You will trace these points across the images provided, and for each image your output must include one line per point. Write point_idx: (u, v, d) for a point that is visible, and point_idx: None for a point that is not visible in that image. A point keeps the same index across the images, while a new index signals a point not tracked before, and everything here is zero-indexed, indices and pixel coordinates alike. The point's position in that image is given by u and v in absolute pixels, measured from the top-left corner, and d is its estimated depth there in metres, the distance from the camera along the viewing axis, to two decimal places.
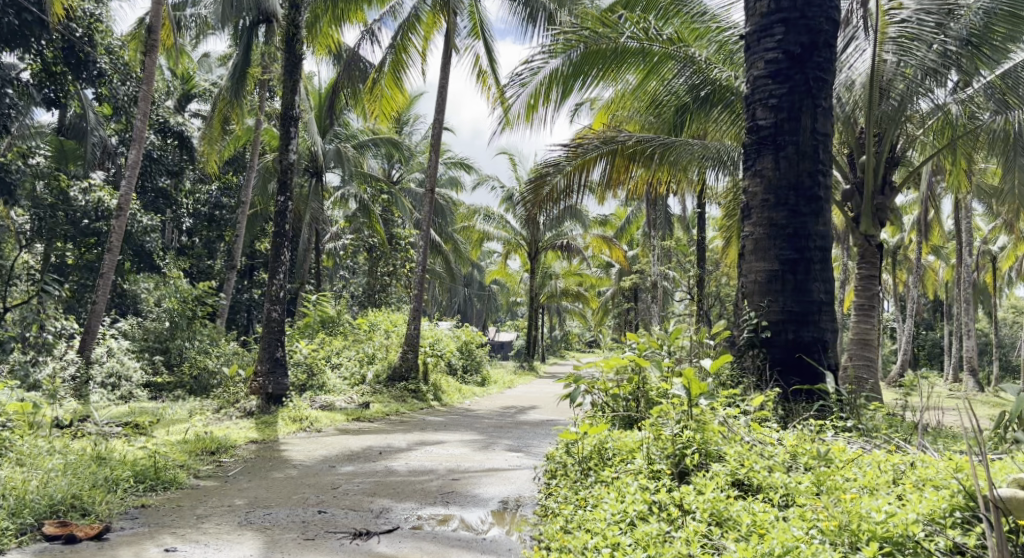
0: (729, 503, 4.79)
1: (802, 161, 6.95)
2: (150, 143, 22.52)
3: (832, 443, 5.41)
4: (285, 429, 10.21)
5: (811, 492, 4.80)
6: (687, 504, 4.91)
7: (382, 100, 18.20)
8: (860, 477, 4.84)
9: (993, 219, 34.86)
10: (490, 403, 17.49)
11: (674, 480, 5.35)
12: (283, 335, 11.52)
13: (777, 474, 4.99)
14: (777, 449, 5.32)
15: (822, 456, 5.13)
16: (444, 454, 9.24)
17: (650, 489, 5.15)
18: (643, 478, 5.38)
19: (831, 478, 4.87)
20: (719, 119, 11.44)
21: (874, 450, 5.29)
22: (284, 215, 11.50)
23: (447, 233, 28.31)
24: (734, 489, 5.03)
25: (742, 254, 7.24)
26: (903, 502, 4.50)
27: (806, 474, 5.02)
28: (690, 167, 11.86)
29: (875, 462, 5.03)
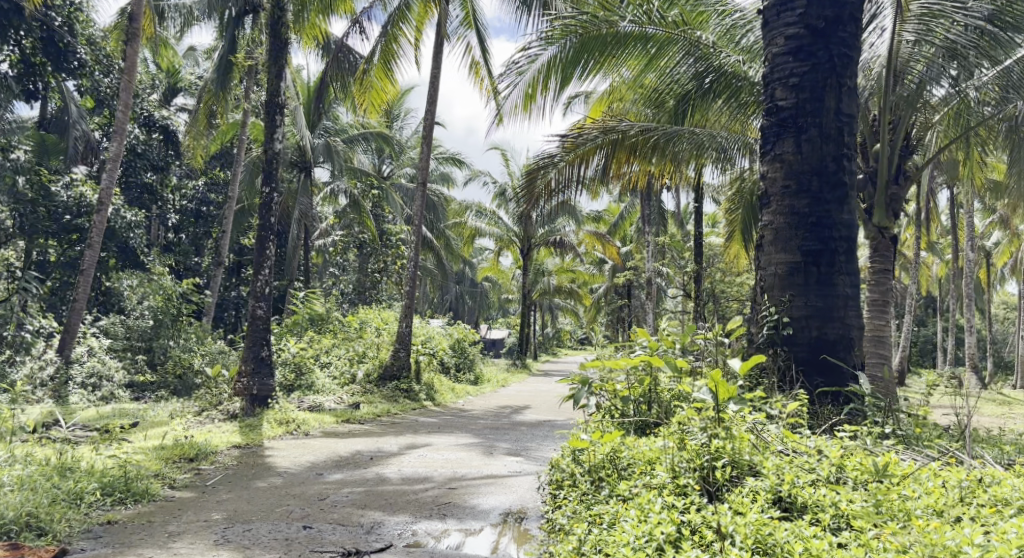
0: (774, 527, 4.30)
1: (825, 144, 6.47)
2: (133, 136, 21.92)
3: (883, 455, 4.97)
4: (270, 433, 9.65)
5: (871, 515, 4.35)
6: (724, 527, 4.42)
7: (372, 92, 17.68)
8: (927, 498, 4.38)
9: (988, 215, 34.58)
10: (485, 402, 16.97)
11: (703, 497, 4.84)
12: (269, 334, 10.95)
13: (827, 493, 4.51)
14: (820, 461, 4.86)
15: (876, 472, 4.68)
16: (439, 458, 8.73)
17: (678, 508, 4.64)
18: (668, 495, 4.89)
19: (891, 498, 4.43)
20: (726, 109, 10.94)
21: (931, 465, 4.87)
22: (269, 207, 10.93)
23: (439, 229, 27.78)
24: (777, 509, 4.55)
25: (761, 245, 6.76)
26: (987, 531, 4.05)
27: (859, 493, 4.57)
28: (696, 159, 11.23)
29: (937, 479, 4.59)
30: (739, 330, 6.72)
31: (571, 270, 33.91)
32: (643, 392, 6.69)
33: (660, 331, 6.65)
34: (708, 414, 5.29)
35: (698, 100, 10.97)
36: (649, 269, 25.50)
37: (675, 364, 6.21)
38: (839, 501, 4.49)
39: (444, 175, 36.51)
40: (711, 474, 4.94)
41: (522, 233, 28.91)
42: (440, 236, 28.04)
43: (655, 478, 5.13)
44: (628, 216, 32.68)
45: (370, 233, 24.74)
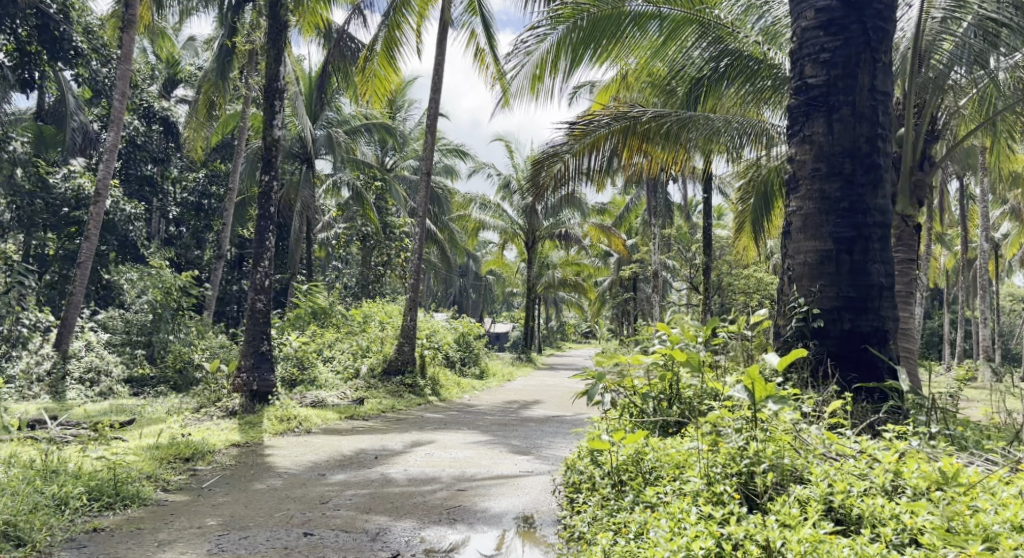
0: (830, 542, 3.95)
1: (859, 124, 6.09)
2: (133, 128, 21.61)
3: (943, 458, 4.57)
4: (271, 431, 9.28)
5: (939, 530, 3.96)
6: (770, 541, 4.09)
7: (374, 81, 17.31)
8: (1000, 509, 4.00)
9: (998, 205, 34.10)
10: (491, 397, 16.59)
11: (742, 506, 4.50)
12: (269, 327, 10.58)
13: (886, 504, 4.15)
14: (875, 465, 4.48)
15: (939, 478, 4.30)
16: (446, 458, 8.35)
17: (716, 518, 4.30)
18: (703, 503, 4.57)
19: (961, 507, 4.05)
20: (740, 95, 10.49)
21: (995, 470, 4.48)
22: (269, 196, 10.55)
23: (442, 222, 27.41)
24: (830, 521, 4.19)
25: (789, 232, 6.38)
26: None
27: (923, 501, 4.19)
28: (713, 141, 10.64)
29: (1009, 486, 4.21)
30: (766, 322, 6.36)
31: (575, 263, 33.46)
32: (666, 387, 6.32)
33: (684, 321, 6.28)
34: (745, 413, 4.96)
35: (708, 85, 10.54)
36: (656, 262, 25.04)
37: (700, 359, 5.84)
38: (900, 514, 4.12)
39: (447, 167, 36.12)
40: (749, 480, 4.62)
41: (526, 226, 28.47)
42: (444, 228, 27.62)
43: (687, 483, 4.81)
44: (633, 209, 32.23)
45: (373, 226, 24.33)
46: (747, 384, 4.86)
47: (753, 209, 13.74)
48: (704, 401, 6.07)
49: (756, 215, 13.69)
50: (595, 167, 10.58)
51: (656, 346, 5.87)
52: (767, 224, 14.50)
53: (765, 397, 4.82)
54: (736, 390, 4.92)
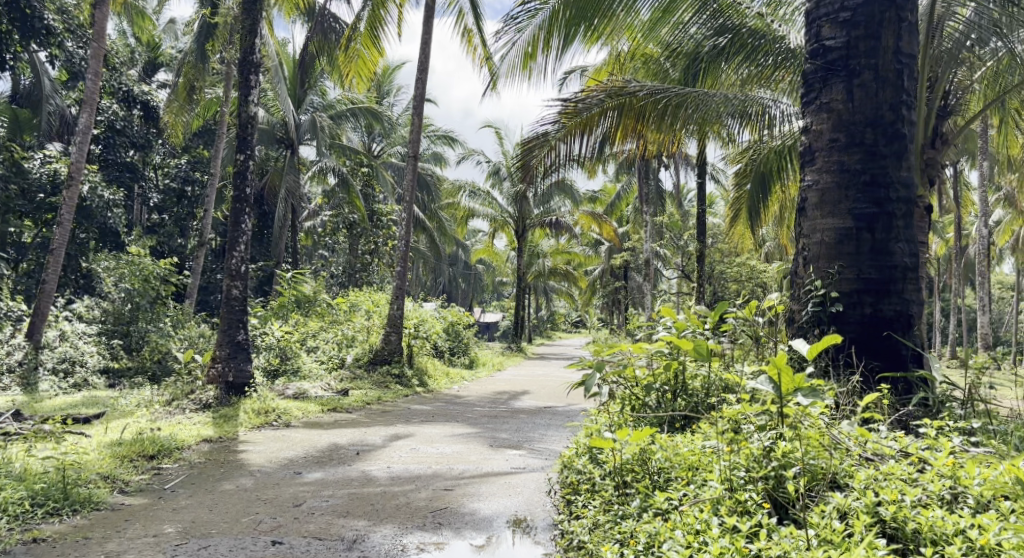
0: None
1: (882, 89, 5.61)
2: (111, 112, 20.84)
3: (1001, 460, 4.11)
4: (247, 425, 8.73)
5: (1018, 550, 3.49)
6: None
7: (359, 62, 16.71)
8: None
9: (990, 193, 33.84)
10: (480, 388, 16.07)
11: (771, 516, 4.05)
12: (246, 316, 10.01)
13: (950, 519, 3.71)
14: (927, 471, 4.02)
15: (1005, 485, 3.84)
16: (432, 453, 7.84)
17: (746, 532, 3.84)
18: (726, 514, 4.08)
19: None
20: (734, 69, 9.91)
21: None
22: (245, 176, 9.96)
23: (431, 210, 27.02)
24: (882, 537, 3.75)
25: (804, 209, 5.90)
26: None
27: (989, 514, 3.73)
28: (712, 123, 9.85)
29: None
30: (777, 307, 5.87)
31: (566, 251, 32.95)
32: (671, 375, 5.80)
33: (693, 306, 5.78)
34: (769, 408, 4.50)
35: (709, 62, 9.94)
36: (647, 251, 24.46)
37: (708, 345, 5.32)
38: (965, 530, 3.67)
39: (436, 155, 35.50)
40: (776, 486, 4.16)
41: (516, 214, 27.89)
42: (432, 216, 27.31)
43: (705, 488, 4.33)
44: (625, 196, 31.74)
45: (360, 214, 23.70)
46: (769, 376, 4.41)
47: (749, 195, 13.22)
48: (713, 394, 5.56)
49: (752, 202, 13.18)
50: (587, 152, 9.91)
51: (665, 334, 5.41)
52: (764, 211, 13.99)
53: (792, 389, 4.35)
54: (757, 380, 4.42)
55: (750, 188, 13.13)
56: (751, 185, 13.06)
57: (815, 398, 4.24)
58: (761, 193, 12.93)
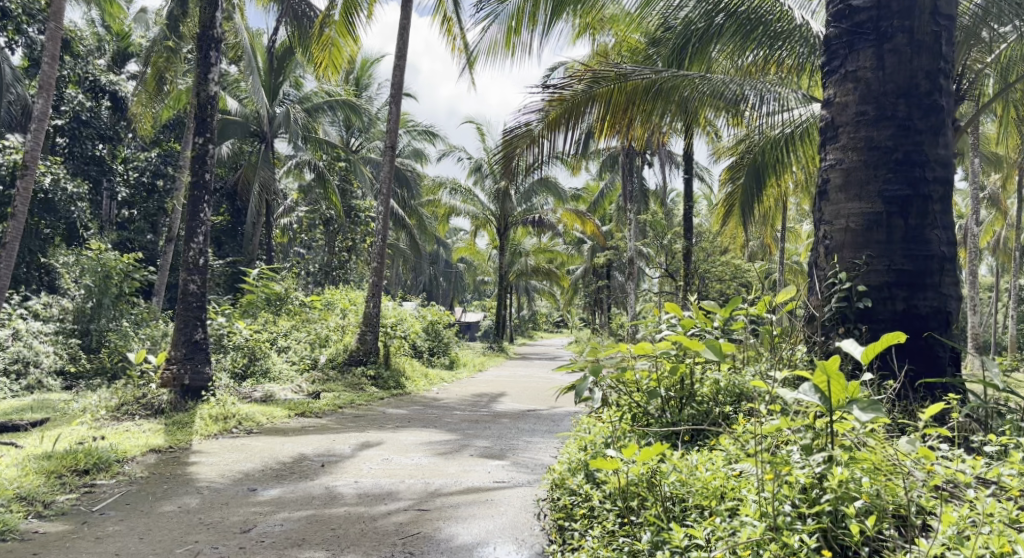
0: None
1: (917, 55, 4.97)
2: (76, 103, 19.82)
3: None
4: (201, 433, 7.93)
5: None
6: None
7: (332, 51, 15.93)
8: None
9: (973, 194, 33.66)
10: (460, 390, 15.36)
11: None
12: (204, 313, 9.22)
13: None
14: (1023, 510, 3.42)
15: None
16: (406, 465, 7.13)
17: None
18: None
19: None
20: (723, 50, 8.99)
21: None
22: (204, 161, 9.15)
23: (411, 207, 26.10)
24: None
25: (825, 192, 5.24)
26: None
27: None
28: (705, 108, 8.85)
29: None
30: (794, 304, 5.23)
31: (548, 250, 32.25)
32: (677, 380, 5.12)
33: (699, 303, 5.16)
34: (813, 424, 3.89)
35: (701, 45, 8.98)
36: (631, 249, 23.64)
37: (720, 347, 4.64)
38: None
39: (416, 151, 34.68)
40: (834, 525, 3.60)
41: (498, 212, 27.16)
42: (412, 213, 26.21)
43: (742, 526, 3.75)
44: (608, 194, 31.10)
45: (336, 210, 22.77)
46: (815, 385, 3.73)
47: (743, 186, 12.21)
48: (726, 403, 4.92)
49: (746, 193, 12.15)
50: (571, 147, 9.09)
51: (671, 336, 4.81)
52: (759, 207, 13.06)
53: (844, 401, 3.69)
54: (803, 390, 3.73)
55: (743, 179, 12.12)
56: (745, 177, 12.08)
57: (875, 412, 3.58)
58: (756, 185, 11.92)
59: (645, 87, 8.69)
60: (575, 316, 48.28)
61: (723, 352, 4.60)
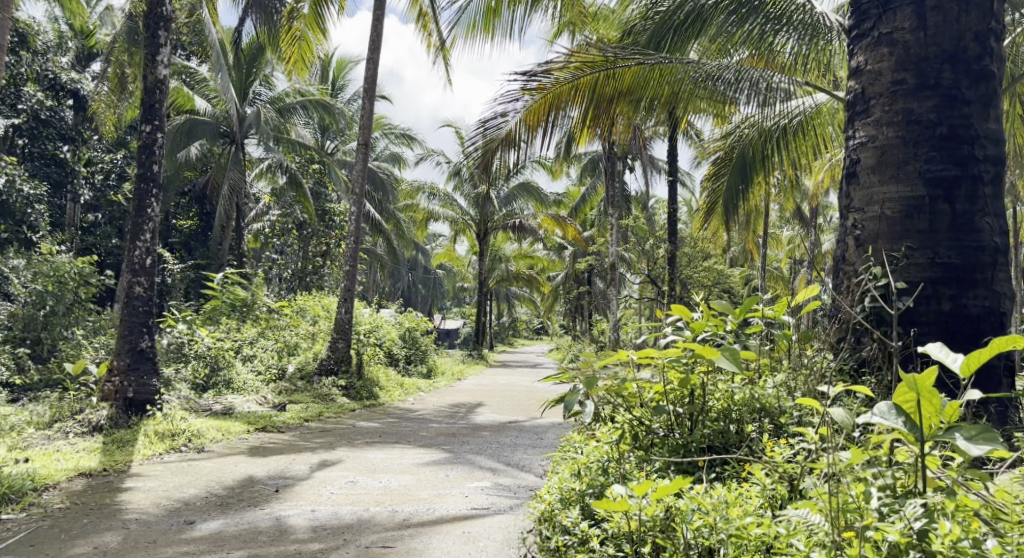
0: None
1: (964, 13, 4.42)
2: (37, 100, 18.42)
3: None
4: (143, 453, 7.08)
5: None
6: None
7: (302, 44, 15.10)
8: None
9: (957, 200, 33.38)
10: (437, 399, 14.56)
11: None
12: (151, 319, 8.34)
13: None
14: None
15: None
16: (373, 490, 6.34)
17: None
18: None
19: None
20: (719, 31, 7.99)
21: None
22: (152, 151, 8.29)
23: (389, 211, 25.17)
24: None
25: (855, 173, 4.63)
26: None
27: None
28: (693, 98, 8.04)
29: None
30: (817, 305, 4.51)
31: (528, 256, 31.48)
32: (685, 394, 4.45)
33: (709, 307, 4.49)
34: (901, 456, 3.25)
35: (688, 28, 8.12)
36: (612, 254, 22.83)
37: (738, 358, 4.00)
38: None
39: (393, 154, 33.89)
40: None
41: (478, 217, 26.29)
42: (389, 218, 25.18)
43: None
44: (590, 199, 30.31)
45: (309, 215, 21.85)
46: (899, 406, 3.08)
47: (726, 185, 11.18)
48: (747, 423, 4.25)
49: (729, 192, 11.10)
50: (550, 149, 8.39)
51: (676, 343, 4.15)
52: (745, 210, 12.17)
53: (939, 427, 3.06)
54: (880, 410, 3.08)
55: (726, 177, 11.10)
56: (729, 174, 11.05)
57: (993, 444, 2.90)
58: (741, 183, 10.91)
59: (632, 72, 7.98)
60: (555, 324, 47.61)
61: (742, 365, 3.99)
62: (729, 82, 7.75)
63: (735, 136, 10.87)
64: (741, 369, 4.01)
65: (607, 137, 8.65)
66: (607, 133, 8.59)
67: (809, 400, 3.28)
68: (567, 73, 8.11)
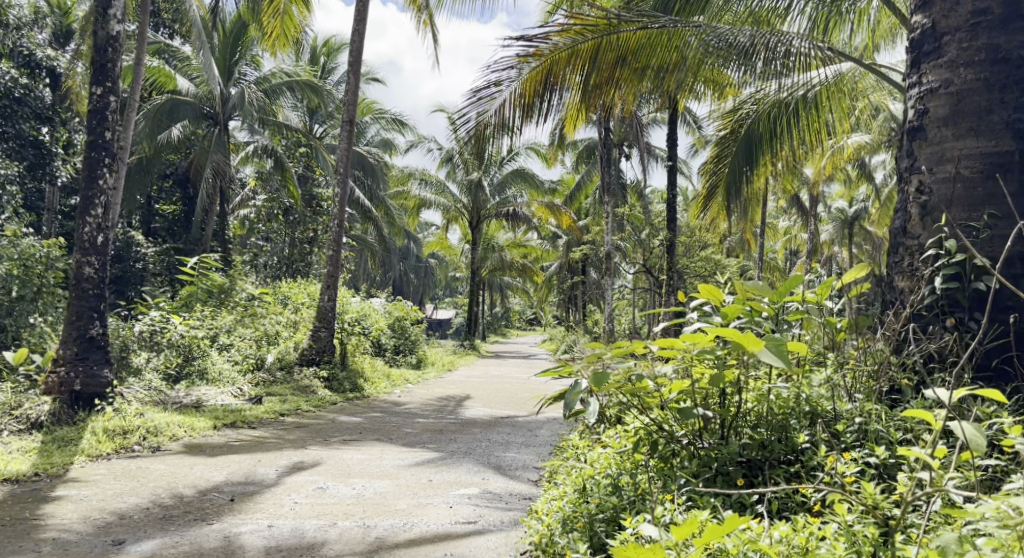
0: None
1: None
2: (9, 77, 16.85)
3: None
4: (87, 453, 6.27)
5: None
6: None
7: (283, 18, 14.21)
8: None
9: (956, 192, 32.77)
10: (426, 392, 13.79)
11: None
12: (103, 303, 7.51)
13: None
14: None
15: None
16: (346, 498, 5.57)
17: None
18: None
19: None
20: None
21: None
22: (103, 116, 7.43)
23: (380, 197, 23.57)
24: None
25: (929, 120, 4.55)
26: None
27: None
28: (699, 69, 7.15)
29: None
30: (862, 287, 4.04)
31: (523, 245, 30.62)
32: (715, 394, 3.78)
33: (744, 290, 3.78)
34: None
35: None
36: (608, 243, 21.91)
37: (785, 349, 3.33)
38: None
39: (384, 140, 32.99)
40: None
41: (470, 205, 25.32)
42: (380, 205, 23.67)
43: None
44: (584, 187, 29.45)
45: (296, 200, 20.73)
46: None
47: (727, 172, 9.79)
48: (796, 434, 3.59)
49: (731, 181, 9.67)
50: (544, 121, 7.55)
51: (708, 330, 3.45)
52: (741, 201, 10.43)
53: None
54: None
55: (728, 162, 9.72)
56: (731, 159, 9.66)
57: None
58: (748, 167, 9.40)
59: (636, 37, 7.14)
60: (550, 315, 46.83)
61: (790, 359, 3.32)
62: (743, 48, 6.84)
63: (740, 116, 9.60)
64: (788, 366, 3.34)
65: (609, 114, 7.86)
66: (607, 110, 7.82)
67: (925, 414, 2.75)
68: (566, 37, 7.26)
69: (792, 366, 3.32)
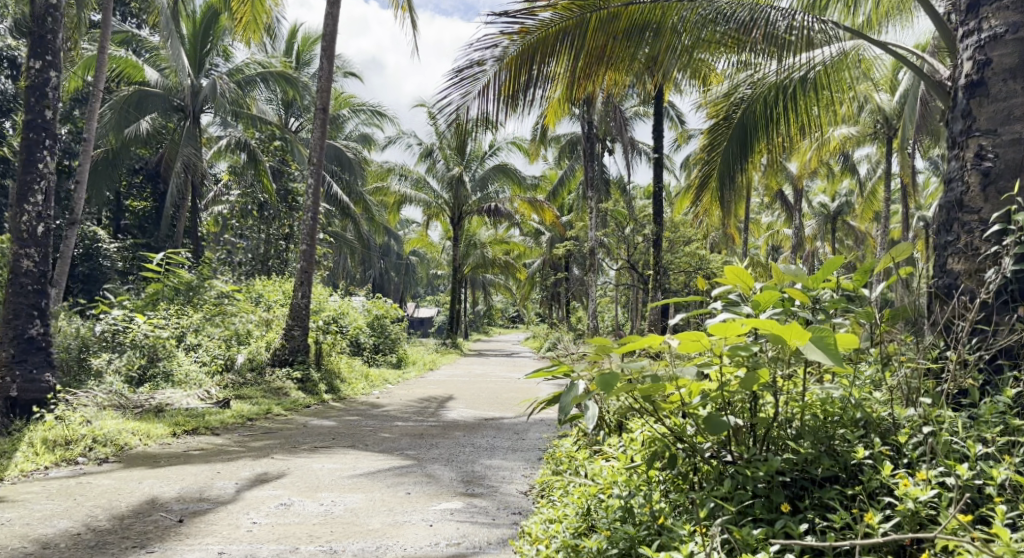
0: None
1: None
2: None
3: None
4: (21, 467, 5.60)
5: None
6: None
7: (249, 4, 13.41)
8: None
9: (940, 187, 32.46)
10: (406, 392, 13.13)
11: None
12: (45, 299, 6.83)
13: None
14: None
15: None
16: (311, 515, 4.97)
17: None
18: None
19: None
20: None
21: None
22: (42, 93, 6.74)
23: (358, 193, 22.81)
24: None
25: (993, 72, 4.11)
26: None
27: None
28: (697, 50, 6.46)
29: None
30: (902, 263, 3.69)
31: (505, 242, 29.91)
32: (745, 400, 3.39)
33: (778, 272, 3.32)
34: None
35: None
36: (592, 239, 21.24)
37: (830, 345, 2.92)
38: None
39: (363, 134, 32.21)
40: None
41: (451, 201, 24.59)
42: (359, 201, 22.93)
43: None
44: (568, 182, 28.77)
45: (271, 196, 19.77)
46: None
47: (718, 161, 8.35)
48: (849, 451, 3.24)
49: (724, 171, 8.27)
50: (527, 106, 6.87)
51: (740, 321, 3.01)
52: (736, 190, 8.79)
53: None
54: None
55: (720, 150, 8.26)
56: (723, 147, 8.23)
57: None
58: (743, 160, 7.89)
59: (627, 11, 6.40)
60: (533, 312, 46.18)
61: (841, 358, 2.89)
62: (742, 24, 6.16)
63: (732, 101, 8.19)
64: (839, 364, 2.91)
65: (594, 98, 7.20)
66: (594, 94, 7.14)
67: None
68: (553, 13, 6.58)
69: (843, 364, 2.89)
